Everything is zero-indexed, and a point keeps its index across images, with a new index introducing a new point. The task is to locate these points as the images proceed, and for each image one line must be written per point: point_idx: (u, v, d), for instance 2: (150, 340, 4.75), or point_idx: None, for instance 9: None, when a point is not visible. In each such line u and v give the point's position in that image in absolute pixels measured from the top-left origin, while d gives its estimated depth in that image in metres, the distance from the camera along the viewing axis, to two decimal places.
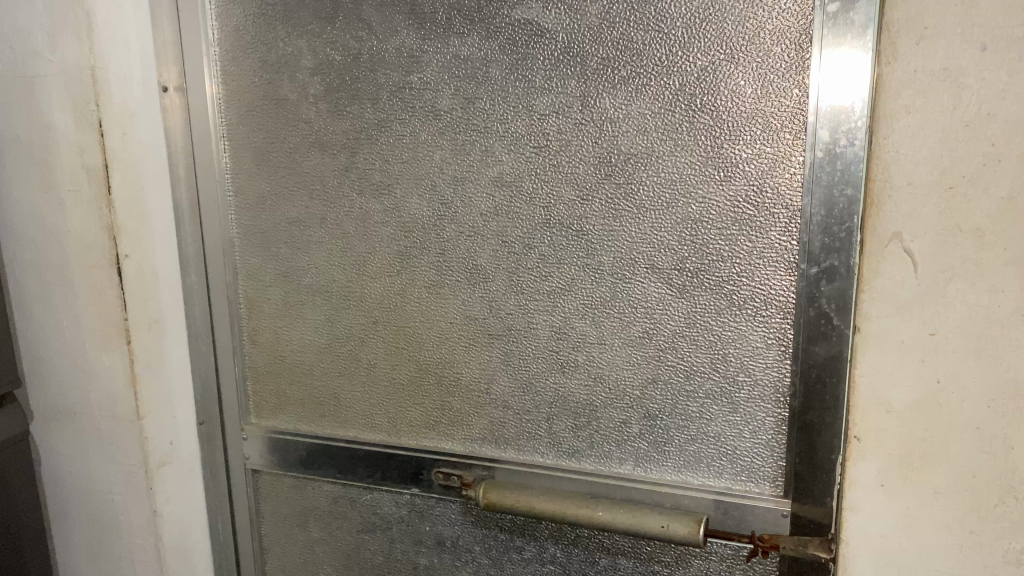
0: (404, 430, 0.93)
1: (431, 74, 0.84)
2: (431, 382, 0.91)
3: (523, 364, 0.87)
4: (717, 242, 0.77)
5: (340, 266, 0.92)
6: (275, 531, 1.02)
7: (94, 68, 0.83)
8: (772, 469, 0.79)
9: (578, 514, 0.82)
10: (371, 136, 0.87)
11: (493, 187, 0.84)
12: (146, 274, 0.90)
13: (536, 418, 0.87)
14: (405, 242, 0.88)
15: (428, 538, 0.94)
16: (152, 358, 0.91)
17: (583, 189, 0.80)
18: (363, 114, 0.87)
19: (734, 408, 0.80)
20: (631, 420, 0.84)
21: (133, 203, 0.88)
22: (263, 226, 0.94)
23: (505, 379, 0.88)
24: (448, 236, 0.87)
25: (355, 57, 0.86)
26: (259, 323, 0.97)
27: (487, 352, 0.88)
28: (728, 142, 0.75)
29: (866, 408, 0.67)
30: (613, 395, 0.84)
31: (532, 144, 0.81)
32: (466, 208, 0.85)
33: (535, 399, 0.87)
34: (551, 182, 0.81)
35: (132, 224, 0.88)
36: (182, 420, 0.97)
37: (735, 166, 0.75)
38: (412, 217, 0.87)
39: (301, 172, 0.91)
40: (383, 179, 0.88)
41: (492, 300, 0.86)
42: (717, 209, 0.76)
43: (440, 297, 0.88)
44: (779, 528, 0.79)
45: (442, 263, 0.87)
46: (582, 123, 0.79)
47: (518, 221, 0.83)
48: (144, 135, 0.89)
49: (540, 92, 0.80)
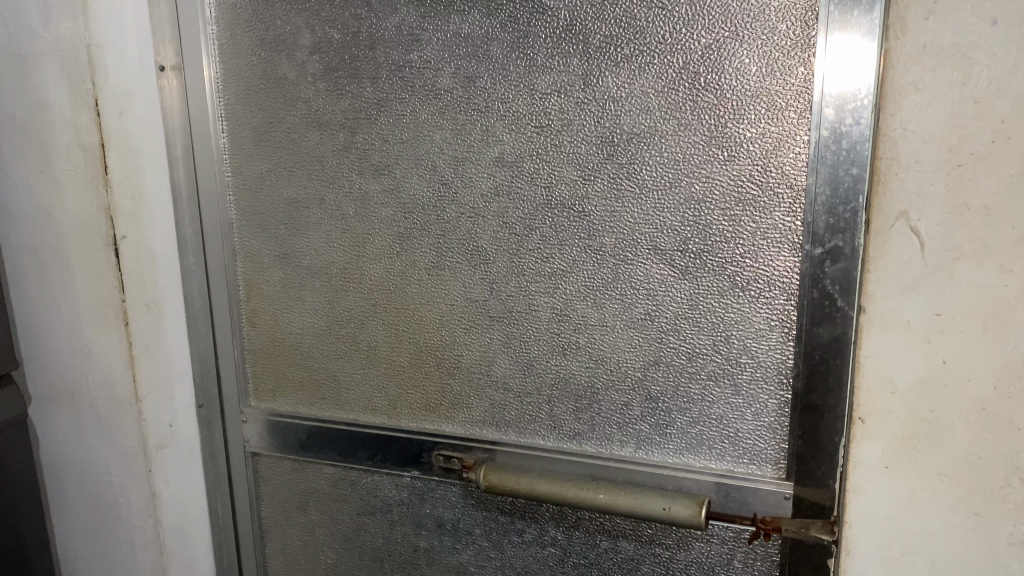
0: (404, 413, 0.93)
1: (432, 53, 0.83)
2: (431, 365, 0.90)
3: (524, 347, 0.86)
4: (721, 222, 0.76)
5: (339, 247, 0.91)
6: (275, 514, 1.02)
7: (90, 45, 0.81)
8: (774, 451, 0.79)
9: (579, 496, 0.82)
10: (370, 115, 0.86)
11: (494, 167, 0.83)
12: (143, 255, 0.89)
13: (536, 400, 0.87)
14: (405, 223, 0.88)
15: (428, 521, 0.94)
16: (150, 340, 0.91)
17: (585, 169, 0.80)
18: (362, 93, 0.86)
19: (736, 391, 0.79)
20: (633, 402, 0.83)
21: (130, 183, 0.87)
22: (262, 207, 0.94)
23: (505, 361, 0.87)
24: (449, 218, 0.86)
25: (355, 35, 0.85)
26: (258, 305, 0.97)
27: (487, 335, 0.87)
28: (732, 121, 0.74)
29: (870, 389, 0.66)
30: (614, 377, 0.83)
31: (533, 124, 0.80)
32: (466, 189, 0.84)
33: (536, 381, 0.86)
34: (552, 162, 0.81)
35: (129, 205, 0.87)
36: (181, 402, 0.96)
37: (739, 146, 0.74)
38: (413, 198, 0.87)
39: (300, 153, 0.90)
40: (383, 160, 0.87)
41: (493, 282, 0.86)
42: (721, 189, 0.76)
43: (440, 279, 0.88)
44: (781, 510, 0.78)
45: (443, 245, 0.87)
46: (583, 102, 0.78)
47: (519, 202, 0.83)
48: (141, 115, 0.88)
49: (542, 71, 0.79)
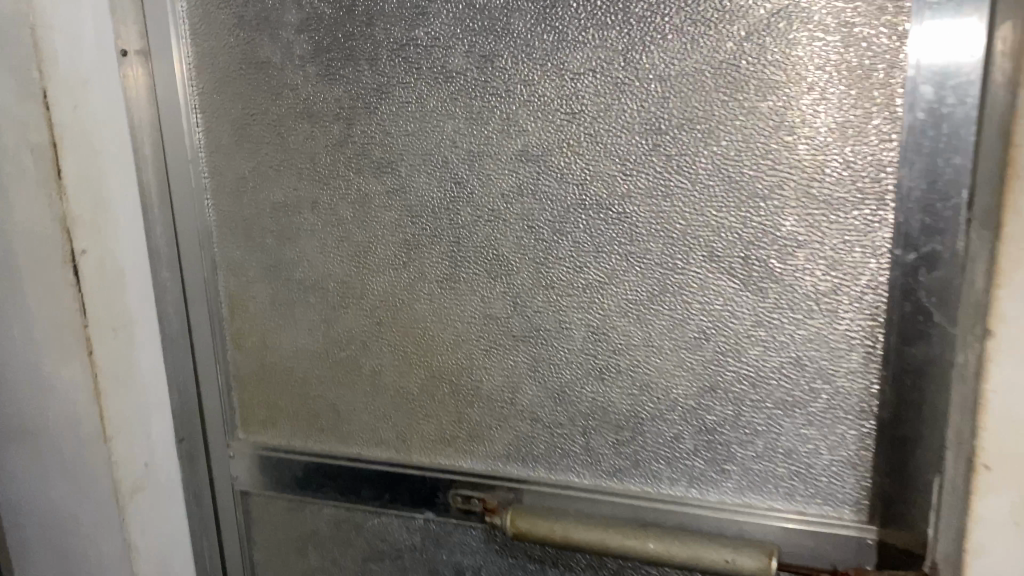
0: (415, 446, 0.80)
1: (440, 29, 0.70)
2: (445, 392, 0.78)
3: (555, 371, 0.74)
4: (790, 223, 0.64)
5: (335, 258, 0.78)
6: (269, 558, 0.90)
7: (34, 26, 0.68)
8: (853, 490, 0.67)
9: (624, 546, 0.70)
10: (368, 103, 0.73)
11: (516, 162, 0.70)
12: (107, 271, 0.76)
13: (569, 431, 0.75)
14: (413, 229, 0.75)
15: (445, 568, 0.82)
16: (118, 369, 0.78)
17: (627, 162, 0.67)
18: (358, 78, 0.73)
19: (808, 421, 0.67)
20: (684, 434, 0.71)
21: (88, 188, 0.74)
22: (245, 212, 0.81)
23: (533, 388, 0.75)
24: (463, 222, 0.73)
25: (349, 9, 0.72)
26: (244, 324, 0.84)
27: (511, 357, 0.75)
28: (806, 103, 0.62)
29: (998, 428, 0.54)
30: (662, 406, 0.71)
31: (563, 110, 0.68)
32: (484, 188, 0.72)
33: (570, 410, 0.74)
34: (586, 155, 0.68)
35: (89, 213, 0.74)
36: (158, 437, 0.84)
37: (814, 132, 0.62)
38: (420, 199, 0.74)
39: (287, 149, 0.77)
40: (384, 155, 0.74)
41: (516, 295, 0.73)
42: (791, 185, 0.64)
43: (453, 293, 0.75)
44: (864, 560, 0.67)
45: (456, 254, 0.74)
46: (624, 83, 0.66)
47: (547, 203, 0.70)
48: (100, 107, 0.75)
49: (573, 47, 0.67)
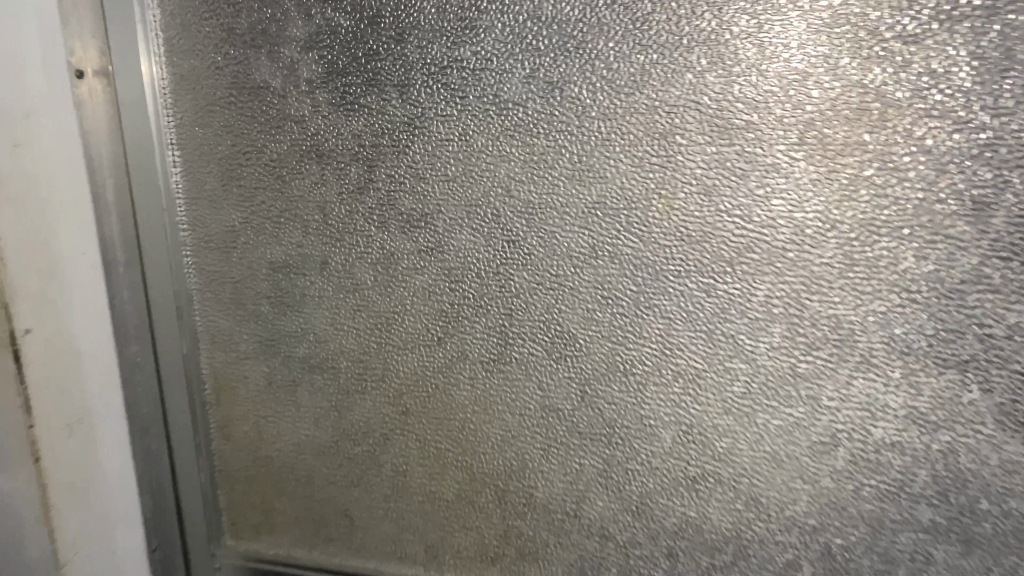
0: (449, 564, 0.64)
1: (493, 46, 0.54)
2: (489, 499, 0.62)
3: (633, 479, 0.58)
4: (956, 299, 0.49)
5: (351, 332, 0.63)
6: None
7: None
8: None
9: None
10: (397, 140, 0.58)
11: (589, 215, 0.55)
12: (58, 356, 0.61)
13: (650, 553, 0.59)
14: (451, 297, 0.59)
15: None
16: (72, 476, 0.63)
17: (740, 221, 0.52)
18: (384, 108, 0.57)
19: (968, 550, 0.51)
20: (800, 560, 0.55)
21: (34, 252, 0.58)
22: (235, 274, 0.64)
23: (604, 499, 0.59)
24: (517, 290, 0.58)
25: (372, 21, 0.56)
26: (234, 410, 0.68)
27: (575, 459, 0.59)
28: (992, 150, 0.46)
29: None
30: (772, 526, 0.55)
31: (654, 152, 0.52)
32: (545, 248, 0.56)
33: (651, 527, 0.58)
34: (682, 210, 0.53)
35: (34, 283, 0.59)
36: (121, 553, 0.68)
37: (1002, 185, 0.46)
38: (462, 260, 0.58)
39: (289, 196, 0.61)
40: (416, 205, 0.58)
41: (585, 383, 0.58)
42: (962, 251, 0.48)
43: (503, 378, 0.60)
44: None
45: (508, 328, 0.59)
46: (739, 120, 0.50)
47: (627, 268, 0.55)
48: (51, 149, 0.59)
49: (670, 72, 0.51)
